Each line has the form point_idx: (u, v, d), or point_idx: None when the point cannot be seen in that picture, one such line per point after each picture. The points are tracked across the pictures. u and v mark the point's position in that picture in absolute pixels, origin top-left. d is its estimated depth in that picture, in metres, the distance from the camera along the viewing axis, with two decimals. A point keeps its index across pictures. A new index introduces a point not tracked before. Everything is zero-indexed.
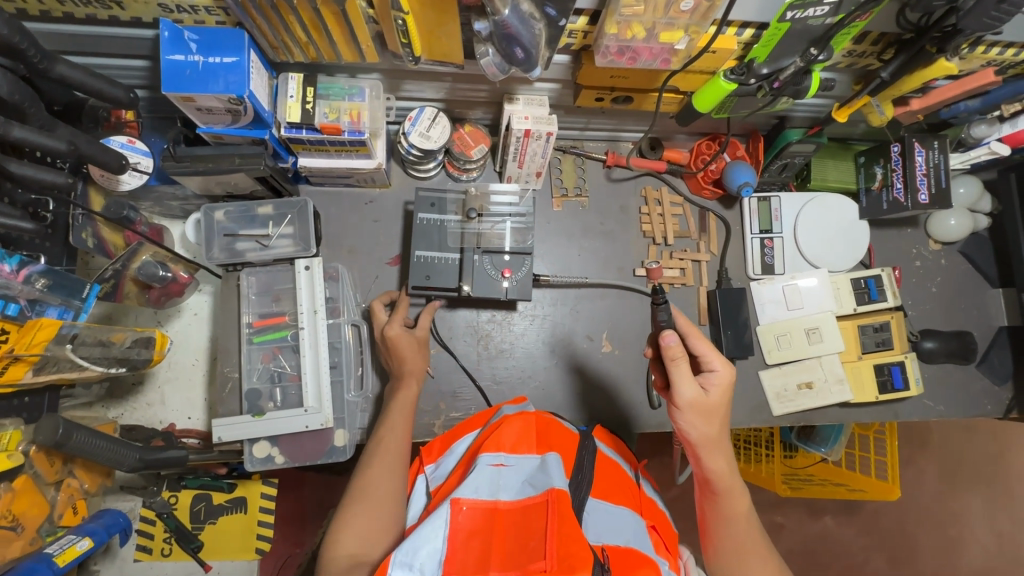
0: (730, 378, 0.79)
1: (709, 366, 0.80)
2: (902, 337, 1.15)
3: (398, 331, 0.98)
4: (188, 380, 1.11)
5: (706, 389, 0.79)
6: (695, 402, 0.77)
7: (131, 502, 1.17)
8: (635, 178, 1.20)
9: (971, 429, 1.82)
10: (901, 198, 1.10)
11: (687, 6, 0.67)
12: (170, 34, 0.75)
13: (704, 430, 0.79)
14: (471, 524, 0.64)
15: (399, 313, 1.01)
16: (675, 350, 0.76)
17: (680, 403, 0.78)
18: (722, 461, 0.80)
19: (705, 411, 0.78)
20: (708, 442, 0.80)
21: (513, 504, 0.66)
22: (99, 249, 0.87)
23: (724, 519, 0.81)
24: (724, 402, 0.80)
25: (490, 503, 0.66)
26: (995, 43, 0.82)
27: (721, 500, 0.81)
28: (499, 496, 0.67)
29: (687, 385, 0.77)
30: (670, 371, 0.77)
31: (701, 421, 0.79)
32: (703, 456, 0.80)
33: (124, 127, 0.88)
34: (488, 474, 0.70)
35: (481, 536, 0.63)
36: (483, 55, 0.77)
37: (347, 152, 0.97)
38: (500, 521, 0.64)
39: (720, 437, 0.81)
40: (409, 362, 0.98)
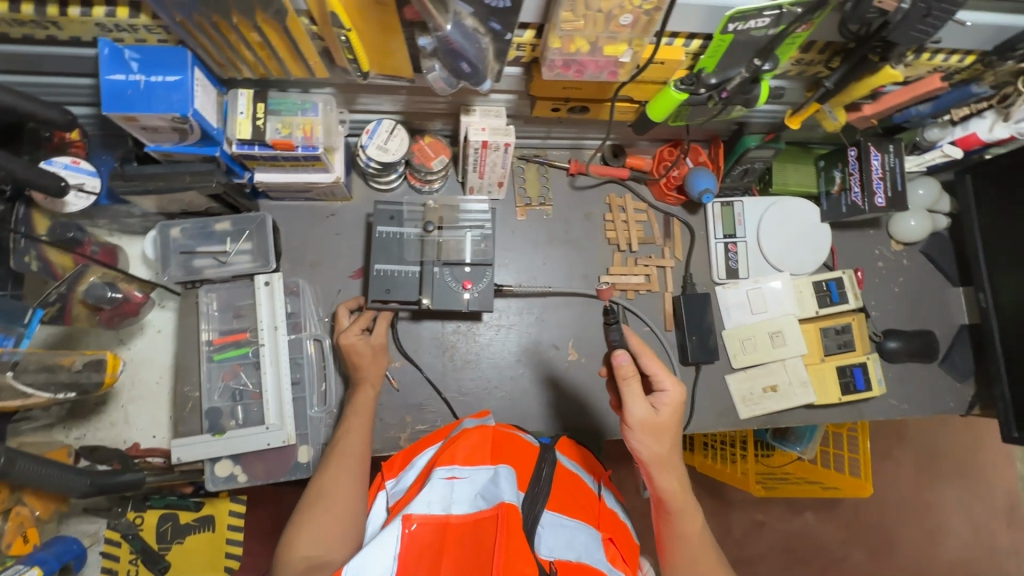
0: (681, 397, 0.81)
1: (661, 385, 0.82)
2: (862, 338, 1.17)
3: (355, 339, 0.99)
4: (153, 399, 1.09)
5: (656, 408, 0.81)
6: (646, 420, 0.79)
7: (96, 524, 1.13)
8: (599, 185, 1.20)
9: (943, 423, 1.85)
10: (859, 202, 1.10)
11: (627, 20, 0.67)
12: (110, 53, 0.74)
13: (655, 449, 0.81)
14: (423, 541, 0.63)
15: (359, 321, 1.01)
16: (625, 370, 0.78)
17: (630, 422, 0.79)
18: (672, 479, 0.82)
19: (655, 429, 0.80)
20: (658, 460, 0.81)
21: (464, 519, 0.65)
22: (44, 271, 0.86)
23: (679, 537, 0.83)
24: (674, 421, 0.81)
25: (442, 517, 0.65)
26: (939, 50, 0.84)
27: (673, 519, 0.83)
28: (452, 510, 0.66)
29: (637, 403, 0.79)
30: (621, 390, 0.79)
31: (651, 439, 0.80)
32: (654, 473, 0.82)
33: (69, 148, 0.88)
34: (441, 489, 0.69)
35: (431, 554, 0.62)
36: (429, 70, 0.77)
37: (304, 167, 0.96)
38: (451, 537, 0.63)
39: (670, 454, 0.82)
40: (365, 368, 0.99)
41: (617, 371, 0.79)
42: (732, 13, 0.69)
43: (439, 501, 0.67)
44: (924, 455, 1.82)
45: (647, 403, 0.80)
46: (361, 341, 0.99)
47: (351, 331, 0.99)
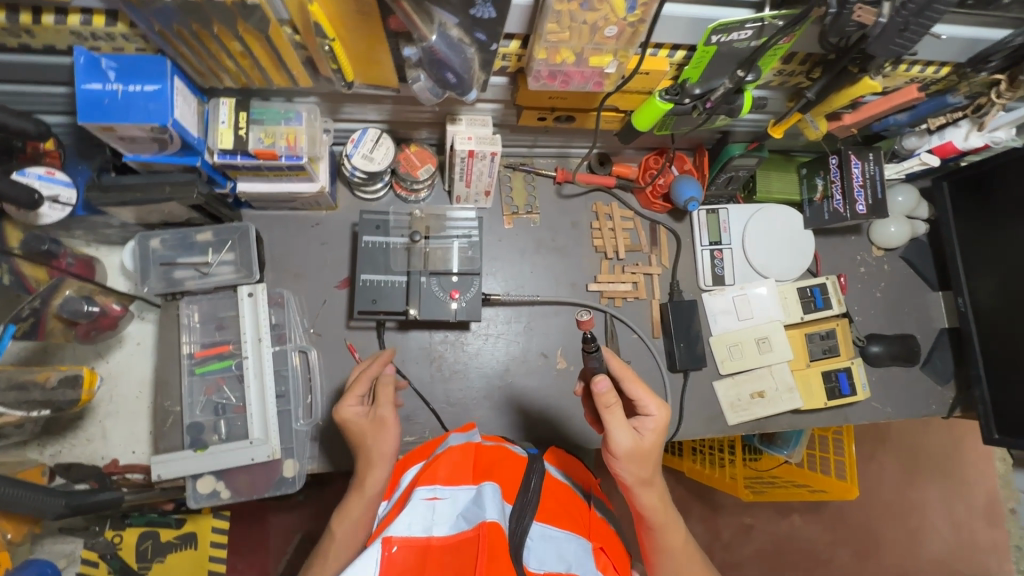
0: (665, 420, 0.80)
1: (643, 410, 0.80)
2: (847, 343, 1.18)
3: (355, 413, 0.85)
4: (130, 414, 1.06)
5: (640, 433, 0.79)
6: (631, 448, 0.76)
7: (72, 544, 1.10)
8: (585, 193, 1.20)
9: (925, 425, 1.88)
10: (840, 209, 1.12)
11: (611, 32, 0.68)
12: (85, 62, 0.72)
13: (639, 474, 0.78)
14: (403, 563, 0.62)
15: (353, 389, 0.87)
16: (608, 397, 0.76)
17: (617, 451, 0.76)
18: (654, 498, 0.81)
19: (641, 456, 0.77)
20: (643, 484, 0.79)
21: (446, 540, 0.63)
22: (18, 285, 0.82)
23: (664, 548, 0.83)
24: (657, 445, 0.80)
25: (423, 539, 0.64)
26: (915, 62, 0.85)
27: (657, 533, 0.82)
28: (433, 531, 0.65)
29: (622, 431, 0.76)
30: (605, 418, 0.76)
31: (636, 466, 0.77)
32: (637, 495, 0.80)
33: (43, 158, 0.84)
34: (424, 508, 0.68)
35: (412, 574, 0.60)
36: (415, 80, 0.77)
37: (288, 177, 0.95)
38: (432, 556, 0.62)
39: (653, 477, 0.80)
40: (368, 444, 0.82)
41: (599, 399, 0.76)
42: (715, 25, 0.69)
43: (421, 522, 0.66)
44: (908, 456, 1.85)
45: (631, 428, 0.78)
46: (360, 416, 0.85)
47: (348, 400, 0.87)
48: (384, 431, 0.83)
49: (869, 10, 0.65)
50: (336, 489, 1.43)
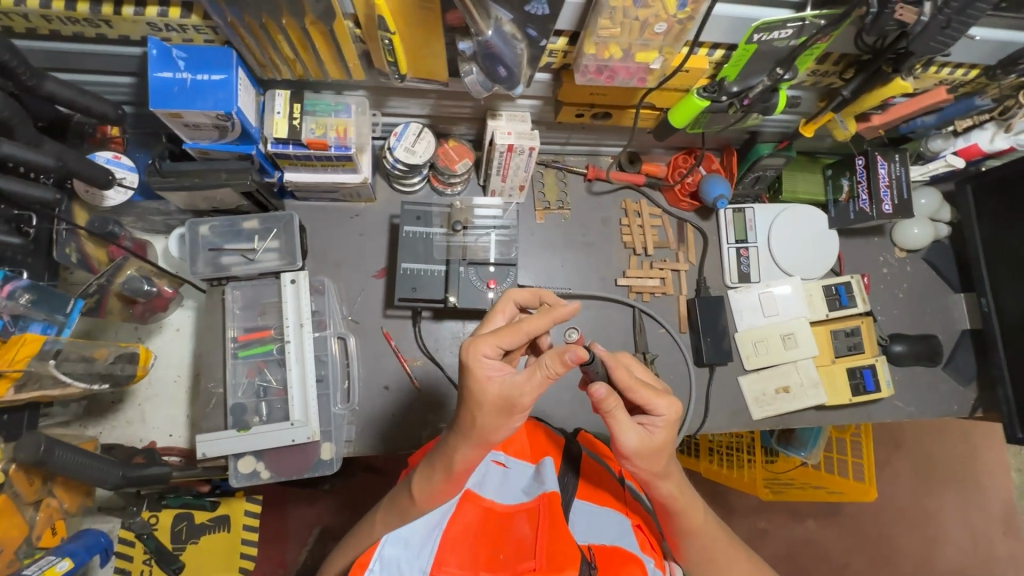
0: (676, 416, 0.70)
1: (652, 407, 0.71)
2: (871, 340, 1.20)
3: (489, 372, 0.65)
4: (170, 397, 1.09)
5: (649, 430, 0.71)
6: (641, 448, 0.69)
7: (110, 523, 1.12)
8: (615, 191, 1.23)
9: (942, 431, 1.88)
10: (867, 208, 1.14)
11: (661, 29, 0.71)
12: (158, 52, 0.76)
13: (651, 469, 0.72)
14: (467, 520, 0.72)
15: (498, 336, 0.66)
16: (608, 402, 0.66)
17: (625, 452, 0.69)
18: (672, 486, 0.75)
19: (652, 455, 0.70)
20: (658, 478, 0.73)
21: (508, 507, 0.74)
22: (82, 264, 0.89)
23: (688, 532, 0.80)
24: (670, 440, 0.71)
25: (487, 503, 0.75)
26: (946, 64, 0.88)
27: (679, 519, 0.78)
28: (496, 499, 0.76)
29: (628, 433, 0.68)
30: (607, 421, 0.68)
31: (646, 463, 0.71)
32: (652, 488, 0.75)
33: (109, 143, 0.89)
34: (490, 474, 0.81)
35: (478, 531, 0.71)
36: (467, 73, 0.80)
37: (333, 167, 0.99)
38: (495, 520, 0.73)
39: (669, 468, 0.74)
40: (477, 420, 0.66)
41: (599, 405, 0.67)
42: (758, 24, 0.72)
43: (486, 490, 0.78)
44: (924, 461, 1.85)
45: (638, 427, 0.70)
46: (492, 378, 0.65)
47: (487, 344, 0.66)
48: (509, 418, 0.66)
49: (910, 9, 0.69)
50: (360, 479, 1.45)
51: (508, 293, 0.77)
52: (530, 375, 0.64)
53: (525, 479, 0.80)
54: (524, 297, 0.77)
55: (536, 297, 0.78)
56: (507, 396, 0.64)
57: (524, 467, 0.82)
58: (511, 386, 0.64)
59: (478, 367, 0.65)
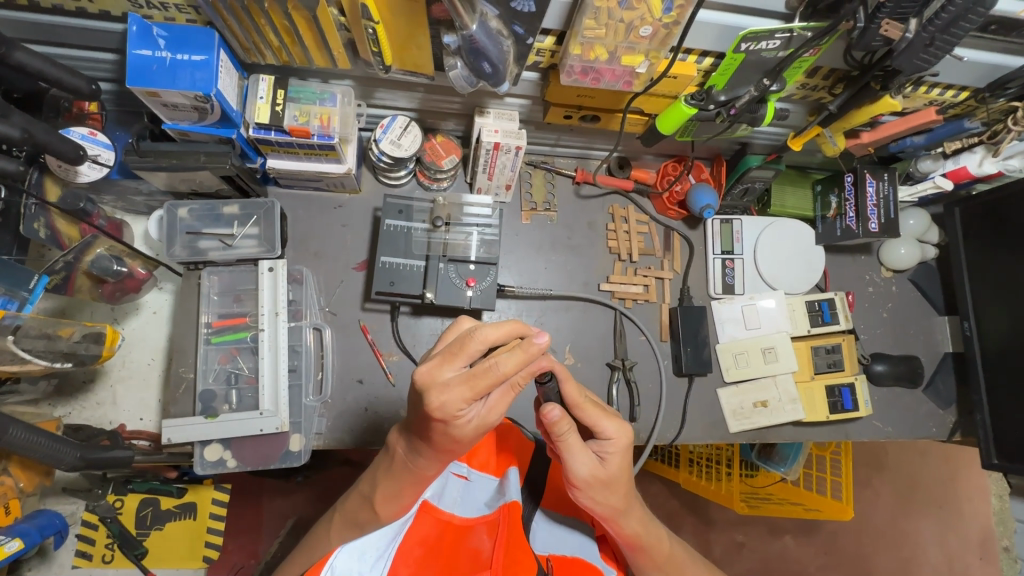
0: (627, 440, 0.69)
1: (603, 433, 0.69)
2: (852, 359, 1.20)
3: (467, 418, 0.62)
4: (142, 379, 1.08)
5: (602, 457, 0.70)
6: (594, 477, 0.68)
7: (74, 505, 1.11)
8: (603, 196, 1.23)
9: (923, 453, 1.87)
10: (853, 226, 1.13)
11: (646, 32, 0.70)
12: (138, 29, 0.75)
13: (610, 502, 0.71)
14: (424, 534, 0.71)
15: (472, 387, 0.59)
16: (560, 425, 0.65)
17: (578, 482, 0.68)
18: (636, 523, 0.74)
19: (603, 483, 0.69)
20: (617, 513, 0.72)
21: (467, 521, 0.72)
22: (51, 240, 0.88)
23: (653, 565, 0.78)
24: (625, 467, 0.70)
25: (446, 516, 0.73)
26: (936, 85, 0.88)
27: (644, 554, 0.77)
28: (456, 511, 0.74)
29: (578, 460, 0.67)
30: (559, 446, 0.67)
31: (601, 493, 0.70)
32: (613, 524, 0.73)
33: (86, 119, 0.88)
34: (449, 488, 0.78)
35: (433, 545, 0.70)
36: (452, 67, 0.79)
37: (317, 157, 0.98)
38: (454, 533, 0.71)
39: (629, 504, 0.72)
40: (456, 446, 0.66)
41: (551, 426, 0.66)
42: (745, 34, 0.71)
43: (444, 502, 0.76)
44: (904, 484, 1.84)
45: (592, 455, 0.69)
46: (469, 420, 0.62)
47: (457, 398, 0.60)
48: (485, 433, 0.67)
49: (896, 25, 0.68)
50: (334, 473, 1.44)
51: (476, 333, 0.61)
52: (501, 397, 0.63)
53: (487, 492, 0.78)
54: (495, 332, 0.61)
55: (512, 332, 0.64)
56: (485, 425, 0.64)
57: (487, 479, 0.79)
58: (489, 417, 0.63)
59: (454, 417, 0.61)
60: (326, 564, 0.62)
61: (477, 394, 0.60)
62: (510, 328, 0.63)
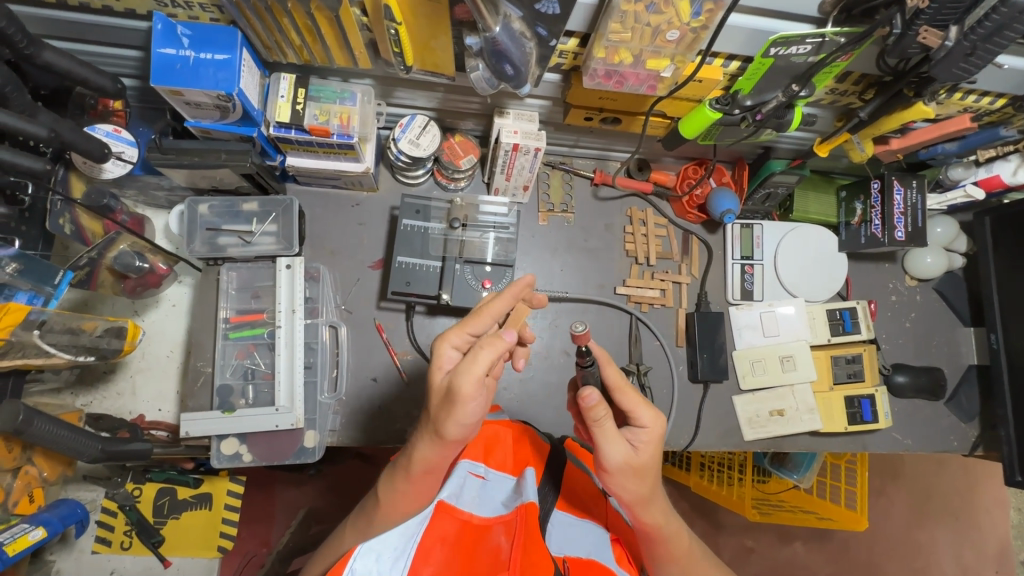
0: (662, 430, 0.69)
1: (639, 421, 0.69)
2: (873, 370, 1.18)
3: (449, 359, 0.70)
4: (161, 372, 1.10)
5: (634, 446, 0.69)
6: (626, 464, 0.67)
7: (93, 492, 1.14)
8: (621, 198, 1.21)
9: (942, 464, 1.82)
10: (879, 233, 1.10)
11: (673, 36, 0.69)
12: (163, 28, 0.75)
13: (637, 489, 0.70)
14: (444, 534, 0.67)
15: (461, 325, 0.71)
16: (597, 410, 0.64)
17: (609, 466, 0.67)
18: (657, 511, 0.73)
19: (636, 471, 0.68)
20: (644, 501, 0.70)
21: (486, 521, 0.70)
22: (76, 235, 0.90)
23: (668, 558, 0.78)
24: (657, 457, 0.70)
25: (465, 515, 0.70)
26: (972, 91, 0.85)
27: (662, 546, 0.76)
28: (475, 511, 0.71)
29: (613, 446, 0.66)
30: (595, 431, 0.66)
31: (632, 481, 0.69)
32: (638, 512, 0.72)
33: (110, 117, 0.89)
34: (466, 489, 0.75)
35: (454, 546, 0.66)
36: (473, 69, 0.78)
37: (336, 155, 0.98)
38: (473, 534, 0.68)
39: (654, 492, 0.72)
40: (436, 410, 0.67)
41: (589, 412, 0.64)
42: (775, 38, 0.69)
43: (464, 501, 0.73)
44: (921, 495, 1.80)
45: (625, 442, 0.68)
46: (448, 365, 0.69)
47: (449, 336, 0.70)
48: (455, 405, 0.64)
49: (935, 34, 0.66)
50: (346, 466, 1.45)
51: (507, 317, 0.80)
52: (472, 357, 0.63)
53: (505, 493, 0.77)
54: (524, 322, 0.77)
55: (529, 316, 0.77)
56: (453, 379, 0.64)
57: (505, 480, 0.79)
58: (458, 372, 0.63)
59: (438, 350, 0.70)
60: (345, 566, 0.61)
61: (463, 330, 0.70)
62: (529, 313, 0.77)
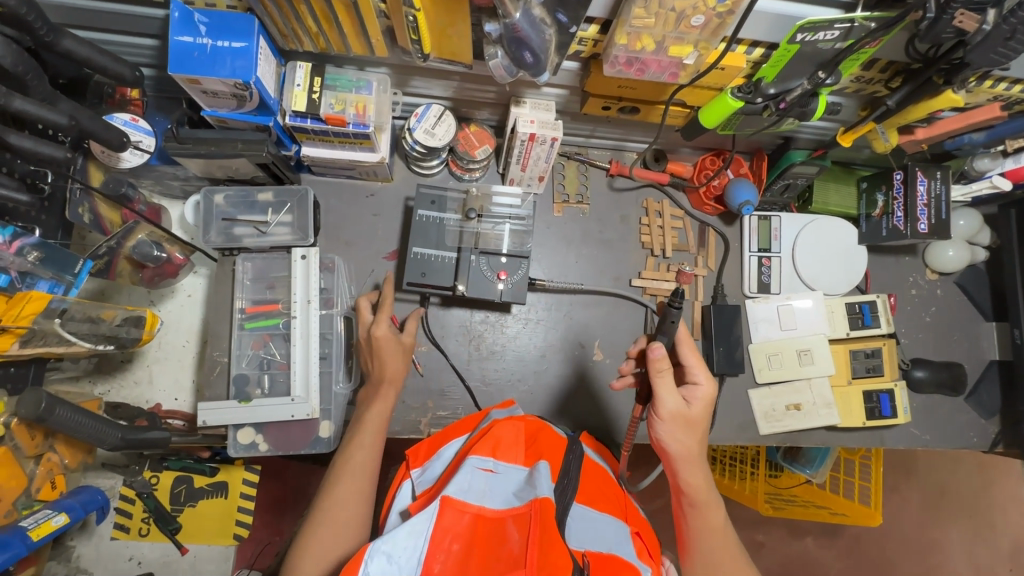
0: (712, 392, 0.80)
1: (692, 379, 0.80)
2: (892, 364, 1.16)
3: (385, 332, 0.93)
4: (177, 361, 1.10)
5: (688, 401, 0.79)
6: (679, 414, 0.77)
7: (111, 480, 1.16)
8: (637, 189, 1.20)
9: (957, 460, 1.78)
10: (901, 226, 1.08)
11: (698, 22, 0.67)
12: (181, 16, 0.75)
13: (685, 443, 0.78)
14: (455, 530, 0.64)
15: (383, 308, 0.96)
16: (660, 362, 0.75)
17: (663, 413, 0.77)
18: (701, 476, 0.79)
19: (686, 422, 0.78)
20: (690, 456, 0.79)
21: (498, 514, 0.66)
22: (95, 225, 0.89)
23: (705, 532, 0.79)
24: (705, 416, 0.79)
25: (476, 508, 0.66)
26: (1003, 78, 0.82)
27: (696, 515, 0.79)
28: (485, 503, 0.67)
29: (669, 396, 0.77)
30: (655, 382, 0.77)
31: (681, 432, 0.78)
32: (681, 470, 0.79)
33: (128, 105, 0.89)
34: (475, 478, 0.71)
35: (465, 545, 0.63)
36: (492, 56, 0.77)
37: (351, 145, 0.97)
38: (484, 530, 0.65)
39: (700, 452, 0.80)
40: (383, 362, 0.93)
41: (652, 364, 0.75)
42: (803, 23, 0.68)
43: (472, 492, 0.68)
44: (936, 491, 1.78)
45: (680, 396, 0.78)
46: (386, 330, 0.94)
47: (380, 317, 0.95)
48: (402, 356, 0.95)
49: (971, 17, 0.64)
50: None
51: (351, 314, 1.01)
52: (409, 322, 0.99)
53: (515, 484, 0.73)
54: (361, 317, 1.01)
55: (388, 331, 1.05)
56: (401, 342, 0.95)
57: (516, 471, 0.75)
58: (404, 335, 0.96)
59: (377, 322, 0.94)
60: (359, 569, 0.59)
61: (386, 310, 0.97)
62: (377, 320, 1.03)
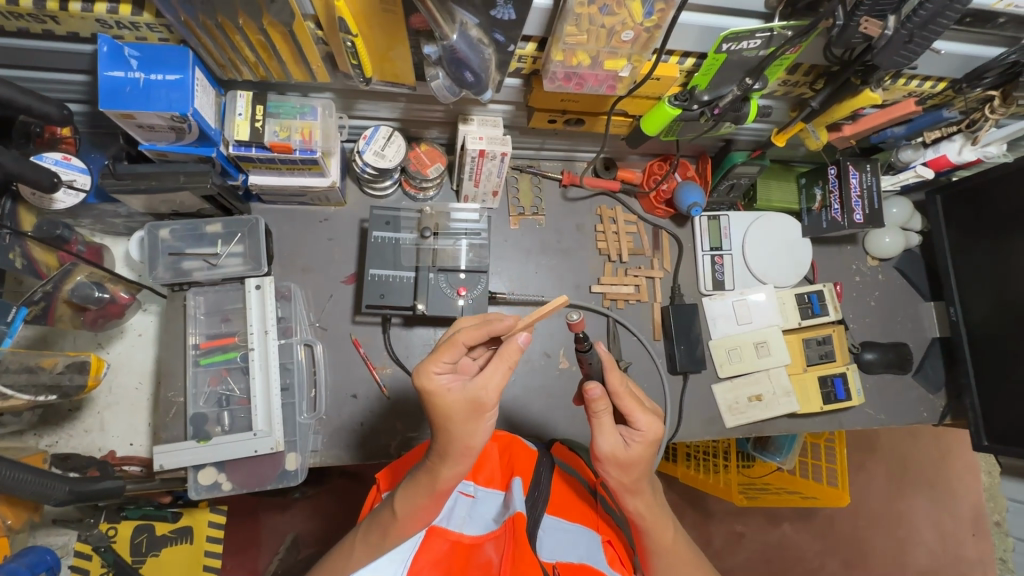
0: (654, 437, 0.75)
1: (636, 422, 0.76)
2: (842, 349, 1.22)
3: (443, 385, 0.68)
4: (131, 405, 1.05)
5: (627, 444, 0.75)
6: (613, 455, 0.75)
7: (65, 536, 1.08)
8: (591, 197, 1.23)
9: (915, 435, 1.88)
10: (838, 217, 1.14)
11: (628, 37, 0.70)
12: (109, 50, 0.73)
13: (622, 481, 0.76)
14: (437, 554, 0.73)
15: (441, 352, 0.69)
16: (598, 403, 0.73)
17: (596, 453, 0.75)
18: (642, 503, 0.78)
19: (621, 465, 0.75)
20: (626, 491, 0.77)
21: (476, 538, 0.75)
22: (28, 269, 0.88)
23: (660, 546, 0.81)
24: (646, 459, 0.75)
25: (455, 535, 0.75)
26: (914, 76, 0.88)
27: (648, 534, 0.80)
28: (464, 530, 0.77)
29: (604, 437, 0.74)
30: (591, 420, 0.75)
31: (617, 472, 0.76)
32: (623, 499, 0.79)
33: (58, 143, 0.86)
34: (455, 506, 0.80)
35: (446, 566, 0.72)
36: (433, 78, 0.78)
37: (300, 171, 0.96)
38: (464, 552, 0.74)
39: (641, 487, 0.77)
40: (452, 430, 0.68)
41: (589, 403, 0.74)
42: (726, 34, 0.71)
43: (454, 522, 0.78)
44: (899, 466, 1.86)
45: (617, 436, 0.75)
46: (450, 389, 0.68)
47: (434, 363, 0.69)
48: (477, 420, 0.68)
49: (875, 23, 0.69)
50: (333, 487, 1.42)
51: (461, 332, 0.71)
52: (490, 372, 0.68)
53: (493, 508, 0.80)
54: (472, 336, 0.71)
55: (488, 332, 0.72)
56: (470, 398, 0.67)
57: (493, 495, 0.82)
58: (474, 392, 0.67)
59: (431, 379, 0.69)
60: None
61: (449, 359, 0.70)
62: (483, 329, 0.71)
